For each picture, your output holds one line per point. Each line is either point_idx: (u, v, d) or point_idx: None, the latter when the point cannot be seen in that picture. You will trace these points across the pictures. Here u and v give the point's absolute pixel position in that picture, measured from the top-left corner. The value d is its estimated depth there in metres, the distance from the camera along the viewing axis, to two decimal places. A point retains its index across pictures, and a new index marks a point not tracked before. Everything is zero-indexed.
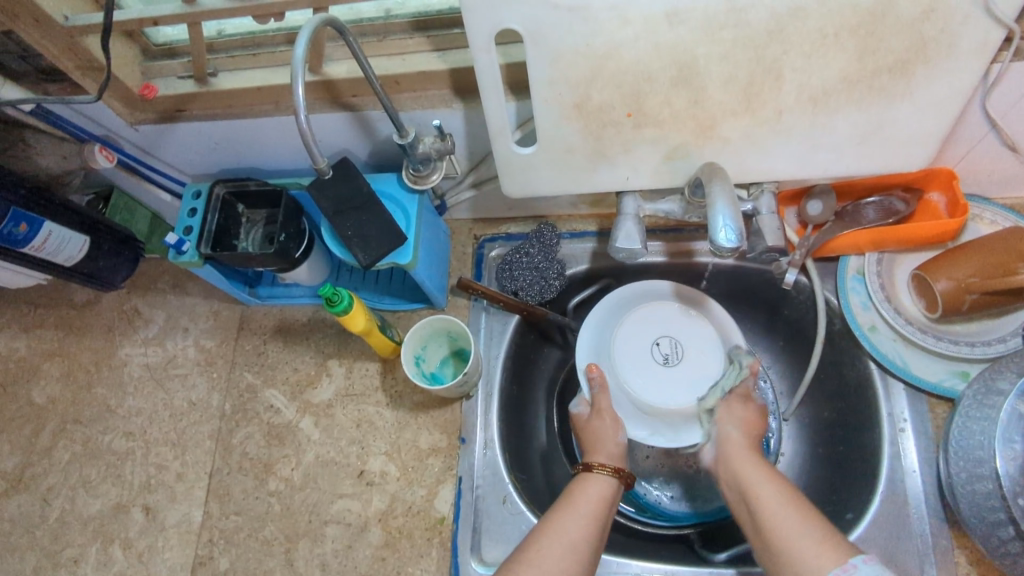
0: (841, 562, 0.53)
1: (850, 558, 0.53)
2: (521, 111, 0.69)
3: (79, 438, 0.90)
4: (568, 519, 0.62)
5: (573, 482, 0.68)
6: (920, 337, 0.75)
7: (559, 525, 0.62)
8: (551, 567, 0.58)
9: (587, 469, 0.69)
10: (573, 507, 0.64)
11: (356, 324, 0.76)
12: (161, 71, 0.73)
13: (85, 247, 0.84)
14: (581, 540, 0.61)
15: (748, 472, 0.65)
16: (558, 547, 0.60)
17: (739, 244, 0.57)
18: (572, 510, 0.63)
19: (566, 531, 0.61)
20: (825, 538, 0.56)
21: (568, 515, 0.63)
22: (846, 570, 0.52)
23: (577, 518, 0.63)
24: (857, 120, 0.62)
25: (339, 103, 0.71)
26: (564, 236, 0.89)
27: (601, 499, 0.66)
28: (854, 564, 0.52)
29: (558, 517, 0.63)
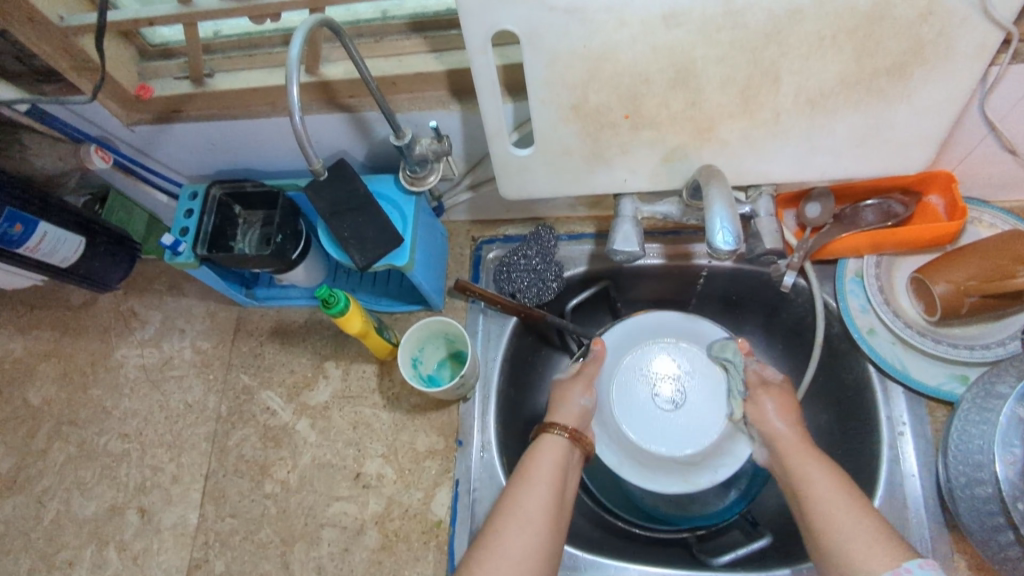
0: (896, 566, 0.52)
1: (904, 562, 0.52)
2: (518, 112, 0.69)
3: (75, 440, 0.89)
4: (525, 492, 0.63)
5: (529, 450, 0.69)
6: (918, 340, 0.75)
7: (518, 498, 0.62)
8: (514, 541, 0.59)
9: (542, 437, 0.70)
10: (529, 476, 0.64)
11: (352, 326, 0.76)
12: (158, 72, 0.72)
13: (80, 248, 0.83)
14: (541, 508, 0.62)
15: (800, 462, 0.64)
16: (518, 520, 0.60)
17: (737, 247, 0.57)
18: (530, 483, 0.64)
19: (524, 505, 0.61)
20: (878, 536, 0.55)
21: (525, 487, 0.63)
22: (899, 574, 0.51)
23: (536, 486, 0.63)
24: (855, 122, 0.62)
25: (336, 104, 0.70)
26: (562, 239, 0.89)
27: (556, 463, 0.67)
28: (909, 567, 0.51)
29: (518, 490, 0.63)
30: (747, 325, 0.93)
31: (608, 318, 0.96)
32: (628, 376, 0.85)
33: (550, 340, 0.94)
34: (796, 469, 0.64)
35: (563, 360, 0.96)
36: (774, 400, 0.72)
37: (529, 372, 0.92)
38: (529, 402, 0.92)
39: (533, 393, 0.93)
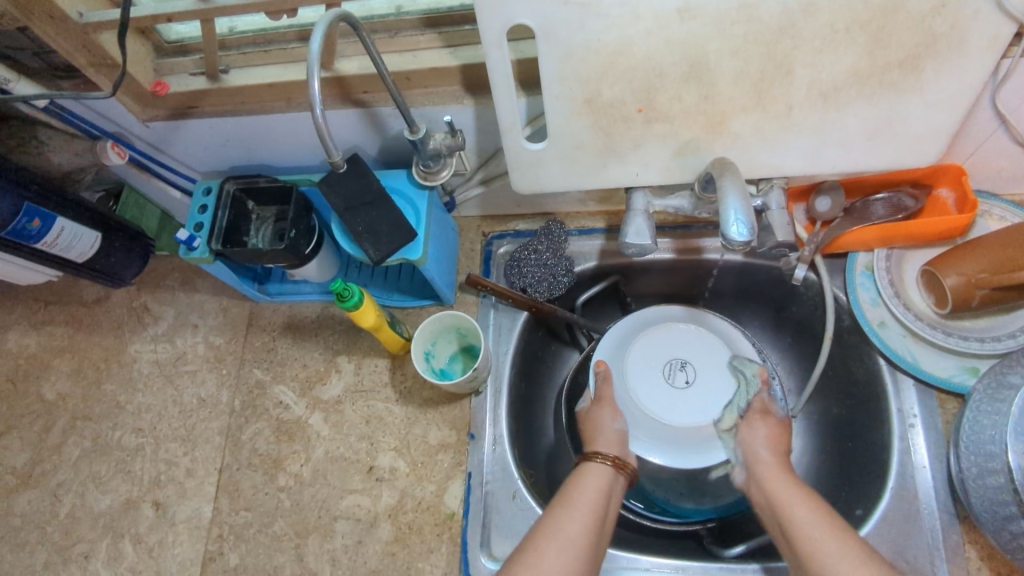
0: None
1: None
2: (532, 107, 0.69)
3: (89, 434, 0.90)
4: (565, 515, 0.63)
5: (575, 474, 0.68)
6: (929, 333, 0.75)
7: (559, 517, 0.63)
8: (548, 565, 0.58)
9: (586, 464, 0.70)
10: (570, 501, 0.64)
11: (366, 320, 0.76)
12: (174, 68, 0.73)
13: (96, 243, 0.84)
14: (579, 534, 0.61)
15: (779, 489, 0.64)
16: (555, 544, 0.60)
17: (751, 238, 0.58)
18: (568, 506, 0.63)
19: (564, 528, 0.61)
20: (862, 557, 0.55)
21: (566, 511, 0.63)
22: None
23: (575, 510, 0.63)
24: (866, 116, 0.63)
25: (350, 99, 0.71)
26: (573, 234, 0.90)
27: (598, 490, 0.66)
28: None
29: (556, 514, 0.63)
30: (757, 320, 0.94)
31: (617, 313, 0.97)
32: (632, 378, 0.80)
33: (559, 335, 0.96)
34: (773, 494, 0.64)
35: (572, 356, 0.98)
36: (768, 427, 0.72)
37: (537, 368, 0.93)
38: (539, 397, 0.93)
39: (543, 388, 0.94)
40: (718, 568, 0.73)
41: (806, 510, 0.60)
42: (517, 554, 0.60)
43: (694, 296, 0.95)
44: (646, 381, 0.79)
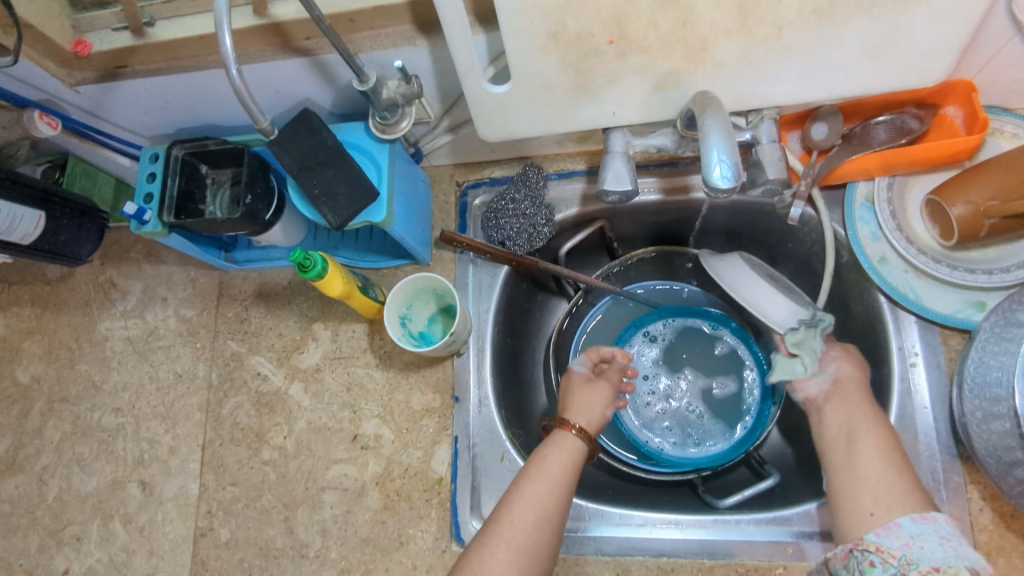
0: (924, 510, 0.53)
1: (934, 511, 0.53)
2: (492, 44, 0.62)
3: (68, 417, 0.88)
4: (538, 487, 0.59)
5: (547, 440, 0.64)
6: (933, 267, 0.70)
7: (532, 488, 0.59)
8: (521, 540, 0.56)
9: (557, 431, 0.64)
10: (545, 470, 0.60)
11: (334, 288, 0.72)
12: (94, 23, 0.65)
13: (41, 223, 0.78)
14: (552, 510, 0.58)
15: (851, 408, 0.62)
16: (529, 516, 0.57)
17: (736, 182, 0.53)
18: (542, 478, 0.60)
19: (537, 501, 0.58)
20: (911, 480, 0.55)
21: (539, 483, 0.60)
22: (889, 529, 0.53)
23: (547, 482, 0.60)
24: (867, 32, 0.55)
25: (292, 47, 0.64)
26: (551, 178, 0.83)
27: (572, 463, 0.62)
28: (899, 521, 0.53)
29: (524, 484, 0.60)
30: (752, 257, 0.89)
31: (605, 260, 0.93)
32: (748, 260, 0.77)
33: (546, 285, 0.92)
34: (848, 412, 0.61)
35: (560, 305, 0.94)
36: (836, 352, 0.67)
37: (524, 321, 0.90)
38: (527, 350, 0.90)
39: (530, 341, 0.91)
40: (713, 521, 0.71)
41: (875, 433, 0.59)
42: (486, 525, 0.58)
43: (686, 237, 0.90)
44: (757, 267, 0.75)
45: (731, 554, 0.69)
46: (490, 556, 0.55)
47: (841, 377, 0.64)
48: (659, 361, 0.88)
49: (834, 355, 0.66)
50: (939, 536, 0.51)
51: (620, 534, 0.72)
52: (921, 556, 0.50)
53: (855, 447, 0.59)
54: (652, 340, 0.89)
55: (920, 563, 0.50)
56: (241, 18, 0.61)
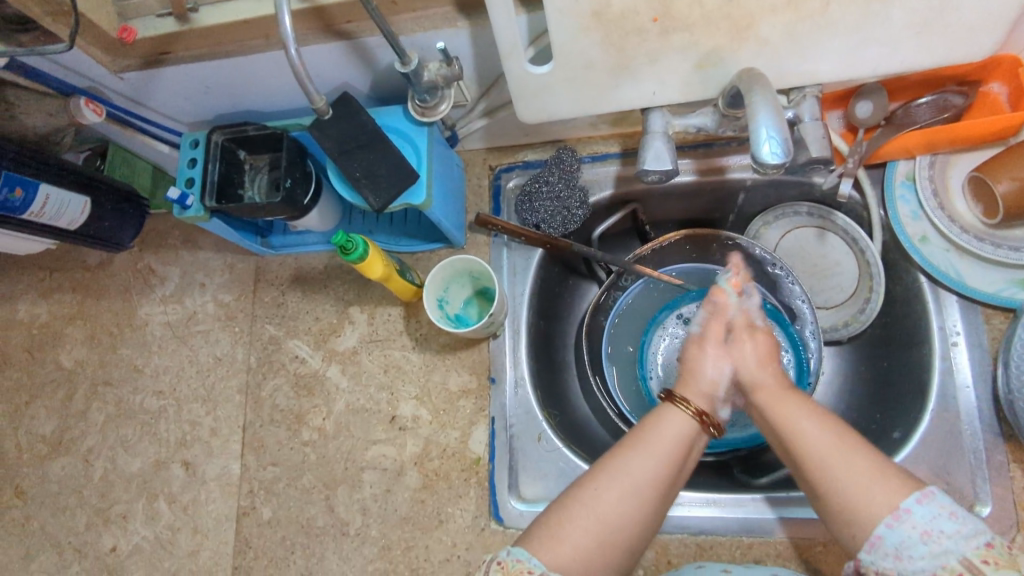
0: (892, 509, 0.48)
1: (900, 501, 0.48)
2: (533, 24, 0.62)
3: (112, 399, 0.90)
4: (634, 459, 0.55)
5: (654, 414, 0.59)
6: (976, 246, 0.70)
7: (629, 460, 0.55)
8: (607, 513, 0.52)
9: (669, 408, 0.59)
10: (645, 445, 0.56)
11: (375, 271, 0.73)
12: (138, 10, 0.66)
13: (87, 209, 0.80)
14: (646, 488, 0.53)
15: (783, 410, 0.56)
16: (616, 488, 0.53)
17: (785, 159, 0.53)
18: (641, 453, 0.55)
19: (631, 473, 0.54)
20: (875, 475, 0.49)
21: (636, 454, 0.55)
22: (874, 545, 0.48)
23: (646, 460, 0.55)
24: (915, 6, 0.55)
25: (334, 31, 0.64)
26: (585, 161, 0.84)
27: (676, 445, 0.56)
28: (881, 534, 0.48)
29: (623, 456, 0.55)
30: None
31: (635, 244, 0.93)
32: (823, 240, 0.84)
33: (577, 269, 0.92)
34: (778, 418, 0.56)
35: (591, 289, 0.95)
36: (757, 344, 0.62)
37: (556, 305, 0.90)
38: (560, 334, 0.91)
39: (563, 324, 0.91)
40: (752, 499, 0.71)
41: (812, 433, 0.53)
42: (570, 488, 0.55)
43: (717, 219, 0.89)
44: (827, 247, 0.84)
45: (770, 532, 0.69)
46: (568, 521, 0.52)
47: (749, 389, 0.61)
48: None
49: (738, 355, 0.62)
50: (919, 533, 0.47)
51: None
52: (915, 566, 0.47)
53: (799, 454, 0.53)
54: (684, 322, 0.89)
55: None
56: None
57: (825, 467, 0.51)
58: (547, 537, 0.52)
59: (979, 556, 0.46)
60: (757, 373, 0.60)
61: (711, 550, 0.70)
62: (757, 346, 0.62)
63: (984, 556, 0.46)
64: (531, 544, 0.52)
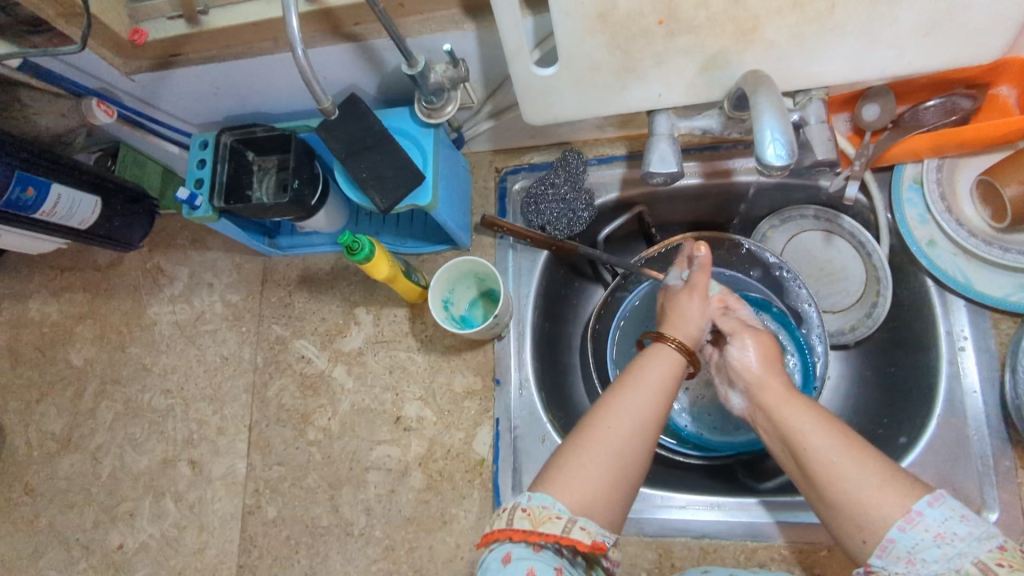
0: (905, 511, 0.48)
1: (913, 505, 0.48)
2: (540, 27, 0.62)
3: (120, 398, 0.91)
4: (635, 395, 0.56)
5: (646, 353, 0.61)
6: (984, 250, 0.70)
7: (630, 398, 0.56)
8: (617, 449, 0.54)
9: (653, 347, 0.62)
10: (643, 382, 0.57)
11: (380, 272, 0.73)
12: (150, 13, 0.67)
13: (97, 208, 0.80)
14: (649, 419, 0.55)
15: (789, 414, 0.55)
16: (623, 426, 0.54)
17: (790, 160, 0.53)
18: (640, 389, 0.57)
19: (634, 409, 0.55)
20: (886, 478, 0.49)
21: (635, 392, 0.57)
22: (886, 548, 0.48)
23: (646, 395, 0.56)
24: (923, 8, 0.55)
25: (342, 33, 0.65)
26: (591, 163, 0.84)
27: (672, 379, 0.59)
28: (892, 537, 0.48)
29: (624, 394, 0.56)
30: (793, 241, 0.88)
31: (642, 246, 0.93)
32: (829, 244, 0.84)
33: (583, 271, 0.93)
34: (783, 424, 0.55)
35: (597, 291, 0.95)
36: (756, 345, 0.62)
37: (562, 306, 0.90)
38: (566, 335, 0.91)
39: (569, 326, 0.92)
40: (756, 503, 0.71)
41: (821, 435, 0.53)
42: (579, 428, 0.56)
43: (723, 222, 0.89)
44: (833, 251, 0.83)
45: (773, 536, 0.69)
46: (584, 462, 0.53)
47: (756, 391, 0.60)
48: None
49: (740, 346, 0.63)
50: (932, 536, 0.47)
51: (661, 515, 0.72)
52: (929, 570, 0.46)
53: (806, 457, 0.53)
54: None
55: None
56: None
57: (835, 470, 0.51)
58: (565, 479, 0.53)
59: (993, 558, 0.46)
60: (765, 377, 0.60)
61: (715, 554, 0.69)
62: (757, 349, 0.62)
63: (998, 559, 0.45)
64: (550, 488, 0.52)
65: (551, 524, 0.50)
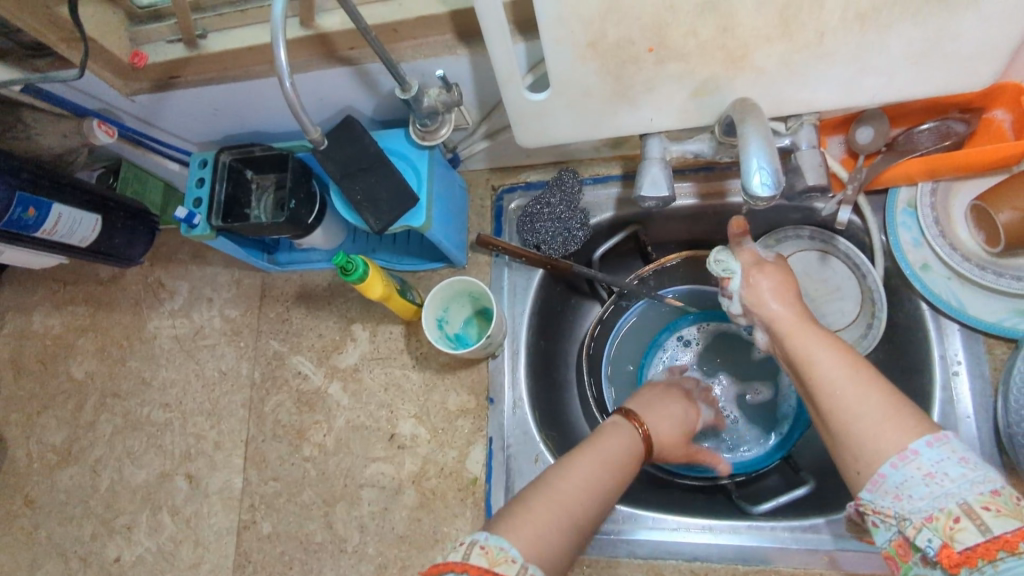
0: (900, 449, 0.49)
1: (910, 443, 0.49)
2: (531, 53, 0.63)
3: (120, 411, 0.92)
4: (594, 459, 0.61)
5: (608, 427, 0.67)
6: (978, 275, 0.70)
7: (590, 458, 0.60)
8: (573, 501, 0.57)
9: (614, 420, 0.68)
10: (604, 448, 0.62)
11: (374, 291, 0.74)
12: (149, 36, 0.68)
13: (97, 226, 0.81)
14: (601, 483, 0.59)
15: (803, 343, 0.59)
16: (581, 481, 0.58)
17: (776, 190, 0.53)
18: (598, 454, 0.61)
19: (592, 470, 0.59)
20: (889, 413, 0.51)
21: (595, 456, 0.61)
22: (877, 483, 0.50)
23: (603, 461, 0.61)
24: (911, 37, 0.55)
25: (337, 57, 0.66)
26: (587, 182, 0.84)
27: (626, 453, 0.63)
28: (884, 472, 0.49)
29: (584, 454, 0.61)
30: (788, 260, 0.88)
31: (637, 263, 0.93)
32: (824, 262, 0.82)
33: (580, 288, 0.93)
34: (797, 348, 0.59)
35: (595, 308, 0.95)
36: (770, 278, 0.65)
37: (558, 324, 0.91)
38: (562, 352, 0.91)
39: (565, 343, 0.92)
40: (747, 526, 0.71)
41: (832, 364, 0.56)
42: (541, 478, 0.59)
43: (719, 241, 0.89)
44: (827, 270, 0.82)
45: (765, 559, 0.69)
46: (539, 502, 0.56)
47: (774, 318, 0.63)
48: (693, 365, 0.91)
49: (754, 279, 0.65)
50: (923, 474, 0.47)
51: (652, 537, 0.72)
52: (913, 506, 0.47)
53: (816, 385, 0.56)
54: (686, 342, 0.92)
55: (913, 518, 0.47)
56: (289, 29, 0.63)
57: (839, 397, 0.54)
58: (521, 515, 0.54)
59: (980, 502, 0.45)
60: (778, 311, 0.63)
61: None
62: (767, 281, 0.65)
63: (986, 503, 0.45)
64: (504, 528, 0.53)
65: (505, 566, 0.49)
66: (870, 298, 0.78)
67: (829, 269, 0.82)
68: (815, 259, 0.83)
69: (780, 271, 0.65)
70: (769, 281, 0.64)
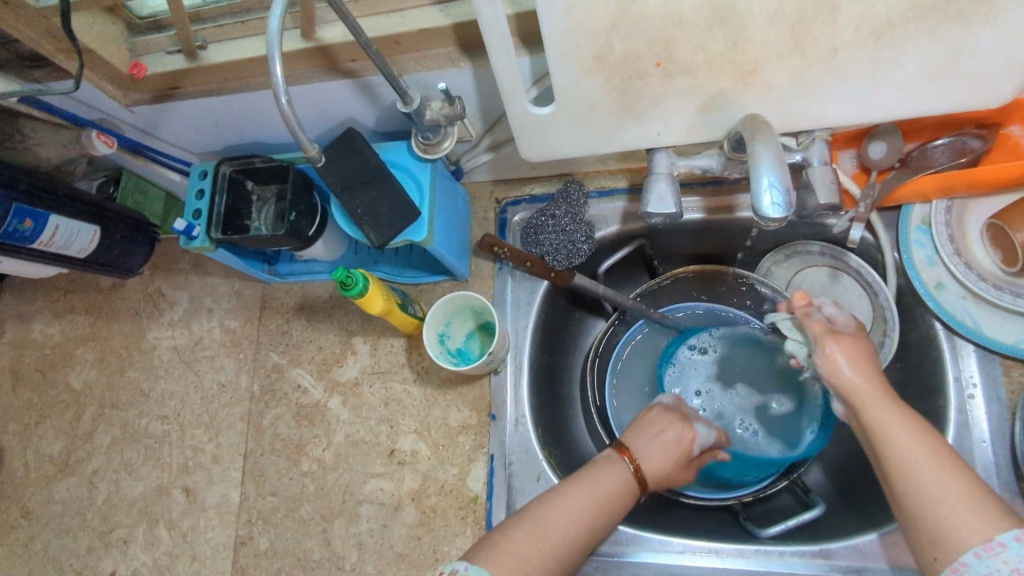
0: (985, 539, 0.46)
1: (997, 534, 0.46)
2: (535, 66, 0.62)
3: (118, 422, 0.91)
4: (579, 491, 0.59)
5: (604, 458, 0.64)
6: (995, 295, 0.68)
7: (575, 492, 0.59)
8: (550, 535, 0.56)
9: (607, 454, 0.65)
10: (590, 481, 0.61)
11: (375, 306, 0.73)
12: (149, 47, 0.67)
13: (96, 237, 0.81)
14: (584, 517, 0.58)
15: (879, 419, 0.54)
16: (559, 515, 0.57)
17: (787, 212, 0.51)
18: (584, 487, 0.60)
19: (575, 503, 0.58)
20: (969, 501, 0.48)
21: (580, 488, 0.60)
22: (957, 571, 0.47)
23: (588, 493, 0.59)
24: (927, 53, 0.53)
25: (338, 69, 0.65)
26: (592, 196, 0.83)
27: (619, 486, 0.61)
28: (965, 561, 0.47)
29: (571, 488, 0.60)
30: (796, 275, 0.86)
31: (643, 276, 0.92)
32: (834, 278, 0.81)
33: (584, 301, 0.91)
34: (872, 425, 0.55)
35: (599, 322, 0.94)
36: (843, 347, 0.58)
37: (562, 337, 0.89)
38: (565, 367, 0.90)
39: (568, 357, 0.90)
40: (755, 551, 0.69)
41: (910, 442, 0.52)
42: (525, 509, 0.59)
43: (727, 254, 0.88)
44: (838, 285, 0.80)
45: None
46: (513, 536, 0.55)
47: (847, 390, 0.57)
48: (710, 375, 0.83)
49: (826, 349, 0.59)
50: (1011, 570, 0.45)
51: (656, 560, 0.71)
52: None
53: (891, 464, 0.53)
54: (702, 350, 0.84)
55: None
56: (290, 41, 0.62)
57: (917, 481, 0.50)
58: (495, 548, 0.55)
59: None
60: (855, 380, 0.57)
61: None
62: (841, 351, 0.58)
63: None
64: (483, 554, 0.54)
65: None
66: (881, 314, 0.76)
67: (840, 284, 0.80)
68: (825, 275, 0.81)
69: (857, 344, 0.59)
70: (845, 352, 0.58)
